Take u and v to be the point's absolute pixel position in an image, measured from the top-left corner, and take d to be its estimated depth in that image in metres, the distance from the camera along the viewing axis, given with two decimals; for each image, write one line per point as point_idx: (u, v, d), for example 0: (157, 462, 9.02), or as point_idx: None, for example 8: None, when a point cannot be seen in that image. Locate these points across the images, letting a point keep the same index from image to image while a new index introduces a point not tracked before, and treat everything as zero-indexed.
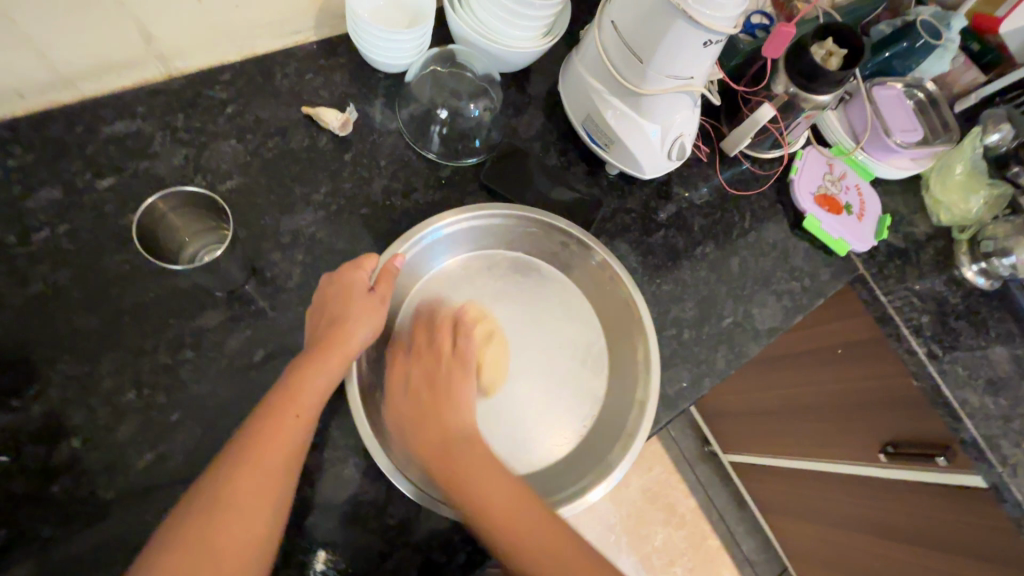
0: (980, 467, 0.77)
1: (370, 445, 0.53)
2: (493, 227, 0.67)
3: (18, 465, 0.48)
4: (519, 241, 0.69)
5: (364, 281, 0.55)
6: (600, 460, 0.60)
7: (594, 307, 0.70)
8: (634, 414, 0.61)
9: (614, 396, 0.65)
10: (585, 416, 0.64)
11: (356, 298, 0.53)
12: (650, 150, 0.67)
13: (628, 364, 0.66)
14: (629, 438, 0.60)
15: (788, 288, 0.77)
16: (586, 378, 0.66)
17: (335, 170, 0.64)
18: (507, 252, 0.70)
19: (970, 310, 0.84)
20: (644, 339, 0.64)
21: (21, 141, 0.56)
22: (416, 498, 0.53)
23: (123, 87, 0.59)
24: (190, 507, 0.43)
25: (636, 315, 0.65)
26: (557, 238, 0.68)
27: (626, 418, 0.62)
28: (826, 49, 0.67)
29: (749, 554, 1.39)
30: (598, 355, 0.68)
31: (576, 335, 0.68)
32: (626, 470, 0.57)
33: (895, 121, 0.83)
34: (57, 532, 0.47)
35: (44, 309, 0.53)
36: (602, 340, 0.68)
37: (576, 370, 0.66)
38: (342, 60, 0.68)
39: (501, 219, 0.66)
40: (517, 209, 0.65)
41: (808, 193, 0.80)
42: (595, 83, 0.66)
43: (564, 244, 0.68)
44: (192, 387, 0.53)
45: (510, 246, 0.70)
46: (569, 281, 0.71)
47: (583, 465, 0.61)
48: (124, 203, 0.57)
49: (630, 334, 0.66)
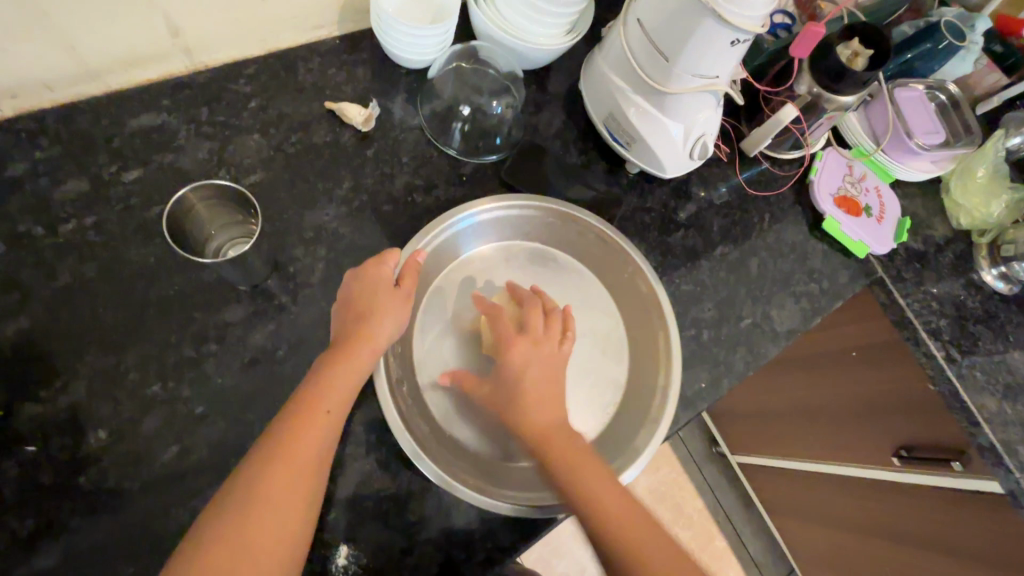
0: (998, 472, 0.76)
1: (395, 431, 0.54)
2: (513, 218, 0.67)
3: (46, 456, 0.49)
4: (537, 232, 0.69)
5: (390, 275, 0.55)
6: (626, 445, 0.61)
7: (612, 297, 0.70)
8: (658, 400, 0.62)
9: (634, 383, 0.66)
10: (609, 402, 0.65)
11: (382, 292, 0.54)
12: (672, 149, 0.66)
13: (649, 355, 0.66)
14: (653, 423, 0.61)
15: (806, 290, 0.77)
16: (607, 366, 0.66)
17: (358, 166, 0.64)
18: (524, 243, 0.70)
19: (989, 314, 0.83)
20: (665, 328, 0.65)
21: (47, 133, 0.56)
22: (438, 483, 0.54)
23: (149, 81, 0.60)
24: (223, 503, 0.43)
25: (657, 309, 0.65)
26: (575, 228, 0.68)
27: (650, 405, 0.63)
28: (851, 49, 0.67)
29: (757, 556, 1.39)
30: (619, 343, 0.68)
31: (597, 323, 0.68)
32: (652, 454, 0.59)
33: (916, 122, 0.83)
34: (83, 524, 0.48)
35: (69, 300, 0.53)
36: (622, 329, 0.68)
37: (599, 357, 0.66)
38: (365, 55, 0.68)
39: (521, 210, 0.66)
40: (537, 200, 0.66)
41: (827, 194, 0.80)
42: (619, 81, 0.65)
43: (583, 235, 0.68)
44: (216, 380, 0.54)
45: (528, 238, 0.69)
46: (588, 272, 0.70)
47: (609, 449, 0.62)
48: (149, 196, 0.58)
49: (650, 327, 0.66)
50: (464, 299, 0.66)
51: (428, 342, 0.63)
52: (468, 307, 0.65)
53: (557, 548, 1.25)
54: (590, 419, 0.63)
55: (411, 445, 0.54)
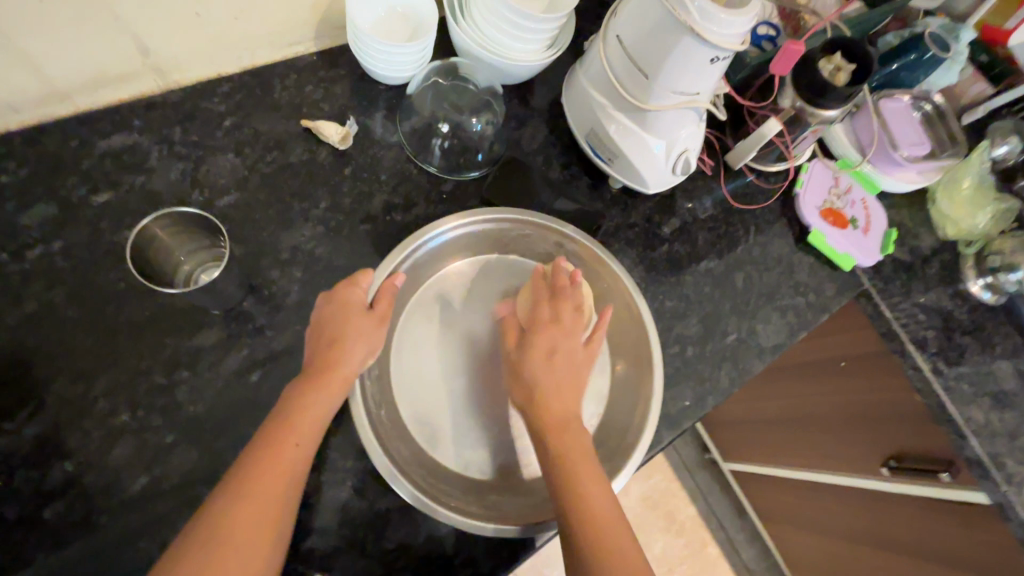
0: (986, 484, 0.76)
1: (370, 451, 0.53)
2: (483, 231, 0.66)
3: (10, 490, 0.47)
4: (514, 245, 0.69)
5: (361, 300, 0.54)
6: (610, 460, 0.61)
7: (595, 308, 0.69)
8: (640, 412, 0.62)
9: (616, 393, 0.65)
10: (591, 414, 0.64)
11: (355, 318, 0.53)
12: (654, 165, 0.66)
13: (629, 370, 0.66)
14: (637, 436, 0.60)
15: (792, 304, 0.76)
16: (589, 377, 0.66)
17: (335, 185, 0.63)
18: (500, 256, 0.70)
19: (975, 325, 0.83)
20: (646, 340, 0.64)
21: (15, 155, 0.55)
22: (415, 504, 0.53)
23: (119, 100, 0.58)
24: (184, 549, 0.41)
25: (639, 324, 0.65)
26: (552, 239, 0.67)
27: (632, 417, 0.62)
28: (833, 64, 0.67)
29: (750, 563, 1.38)
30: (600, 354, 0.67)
31: None
32: (635, 469, 0.58)
33: (902, 134, 0.83)
34: (47, 559, 0.46)
35: (36, 328, 0.52)
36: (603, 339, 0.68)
37: None
38: (343, 71, 0.67)
39: (495, 224, 0.65)
40: (513, 213, 0.65)
41: (813, 207, 0.79)
42: (599, 97, 0.65)
43: (559, 245, 0.67)
44: (187, 408, 0.53)
45: (504, 250, 0.69)
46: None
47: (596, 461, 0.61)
48: (119, 220, 0.57)
49: (632, 339, 0.66)
50: (440, 317, 0.65)
51: (406, 360, 0.62)
52: (446, 323, 0.65)
53: (547, 559, 1.24)
54: None
55: (386, 468, 0.53)
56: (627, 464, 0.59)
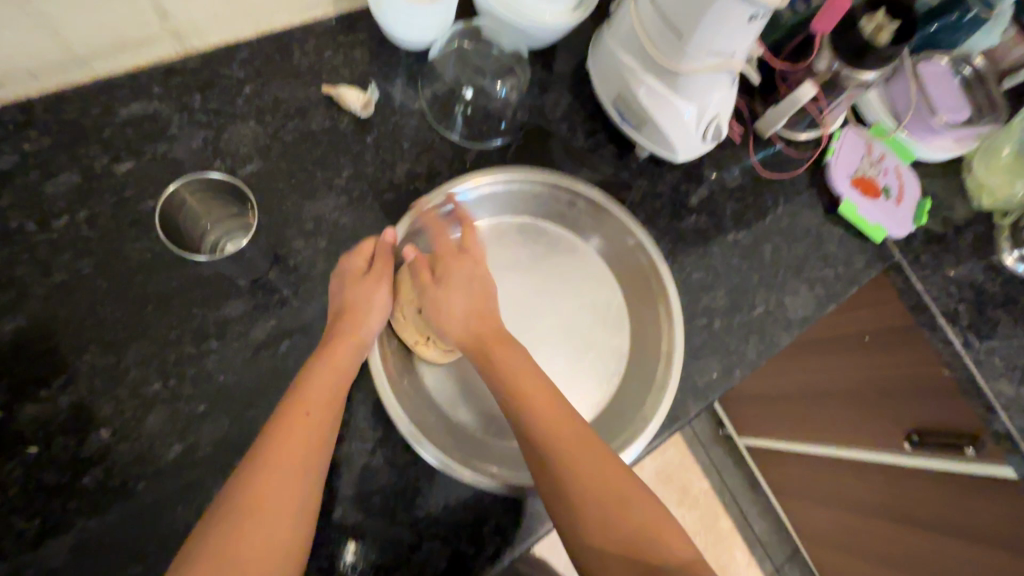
0: (1014, 459, 0.75)
1: (390, 409, 0.53)
2: (499, 192, 0.65)
3: (49, 458, 0.48)
4: (530, 208, 0.69)
5: (360, 266, 0.55)
6: (636, 413, 0.62)
7: (611, 268, 0.70)
8: (662, 367, 0.63)
9: (633, 353, 0.67)
10: (613, 372, 0.66)
11: (360, 281, 0.54)
12: (683, 131, 0.63)
13: (647, 327, 0.66)
14: (659, 391, 0.61)
15: (821, 276, 0.75)
16: (609, 338, 0.67)
17: (358, 153, 0.62)
18: (514, 219, 0.69)
19: (1010, 299, 0.80)
20: (665, 296, 0.64)
21: (36, 124, 0.54)
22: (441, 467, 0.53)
23: (139, 66, 0.57)
24: (211, 523, 0.41)
25: (659, 280, 0.64)
26: (566, 200, 0.67)
27: (653, 372, 0.63)
28: (874, 22, 0.62)
29: (761, 536, 1.40)
30: (618, 315, 0.68)
31: (594, 295, 0.69)
32: (664, 415, 0.59)
33: (940, 99, 0.80)
34: (86, 524, 0.47)
35: (66, 297, 0.52)
36: (620, 299, 0.69)
37: (598, 329, 0.67)
38: (363, 35, 0.65)
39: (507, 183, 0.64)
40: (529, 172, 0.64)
41: (844, 175, 0.77)
42: (628, 59, 0.62)
43: (576, 205, 0.67)
44: (218, 377, 0.53)
45: (518, 212, 0.69)
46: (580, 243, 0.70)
47: (618, 420, 0.63)
48: (144, 189, 0.56)
49: (649, 294, 0.66)
50: None
51: None
52: None
53: None
54: (593, 394, 0.65)
55: (407, 427, 0.53)
56: (655, 410, 0.60)
